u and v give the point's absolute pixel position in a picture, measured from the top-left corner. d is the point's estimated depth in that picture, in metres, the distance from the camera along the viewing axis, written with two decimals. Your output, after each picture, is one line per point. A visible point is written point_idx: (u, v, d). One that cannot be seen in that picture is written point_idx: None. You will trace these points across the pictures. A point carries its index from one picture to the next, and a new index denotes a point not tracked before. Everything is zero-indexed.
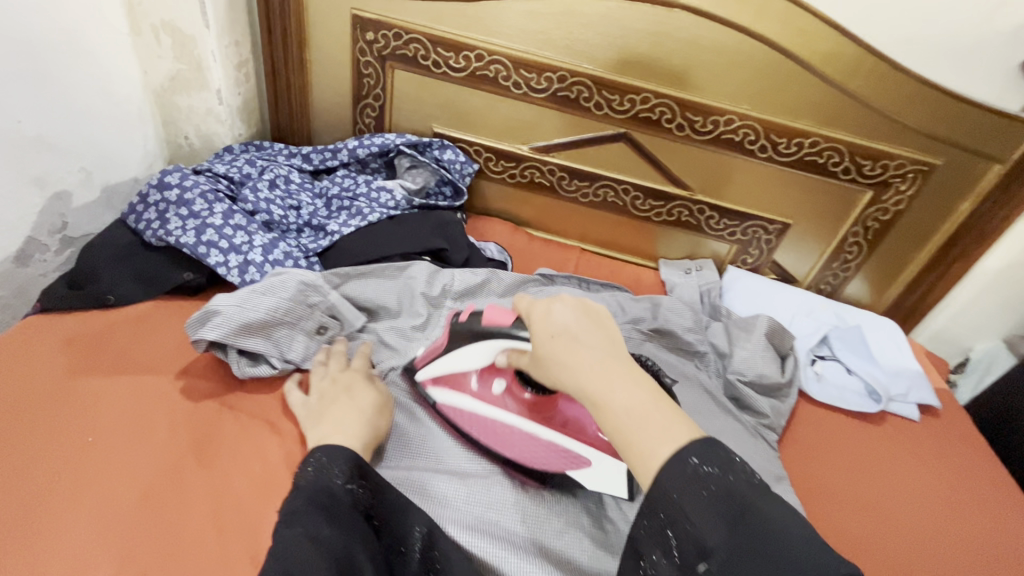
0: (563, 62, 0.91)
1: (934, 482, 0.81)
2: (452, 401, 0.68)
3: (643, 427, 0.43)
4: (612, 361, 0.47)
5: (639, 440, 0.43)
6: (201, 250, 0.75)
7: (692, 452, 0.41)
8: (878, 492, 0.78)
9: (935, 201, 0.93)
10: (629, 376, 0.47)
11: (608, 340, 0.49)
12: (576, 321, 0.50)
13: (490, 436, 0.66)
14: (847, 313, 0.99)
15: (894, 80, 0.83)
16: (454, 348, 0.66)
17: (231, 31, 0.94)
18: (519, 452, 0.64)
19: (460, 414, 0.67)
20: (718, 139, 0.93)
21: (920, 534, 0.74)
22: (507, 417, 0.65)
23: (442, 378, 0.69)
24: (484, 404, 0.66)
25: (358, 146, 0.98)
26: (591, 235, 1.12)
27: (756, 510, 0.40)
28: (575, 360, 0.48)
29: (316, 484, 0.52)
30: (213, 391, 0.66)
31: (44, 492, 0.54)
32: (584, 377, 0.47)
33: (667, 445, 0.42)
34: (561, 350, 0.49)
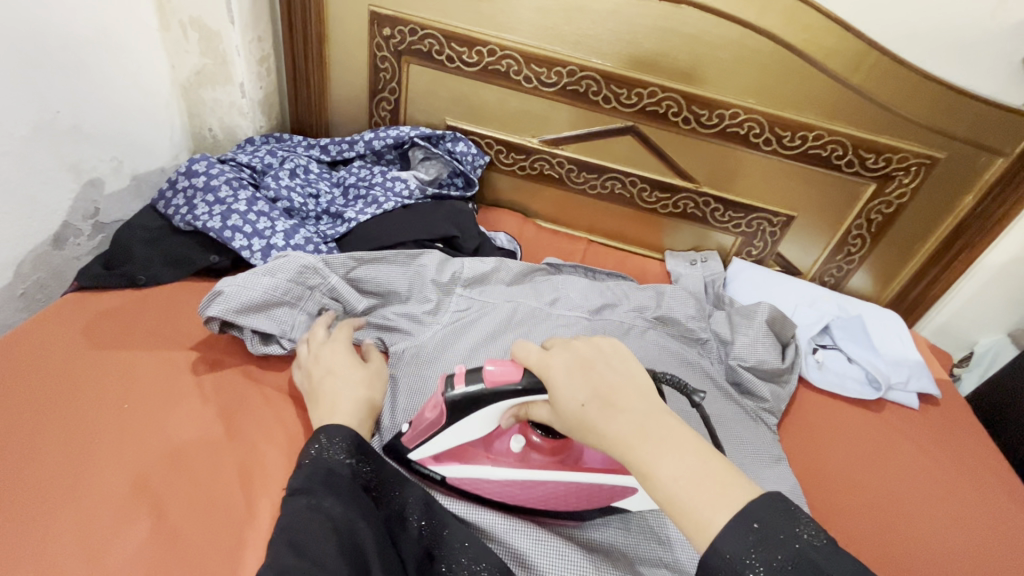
0: (573, 56, 0.94)
1: (930, 468, 0.83)
2: (466, 474, 0.61)
3: (697, 491, 0.42)
4: (650, 422, 0.46)
5: (699, 507, 0.41)
6: (226, 234, 0.79)
7: (755, 516, 0.40)
8: (876, 480, 0.80)
9: (938, 194, 0.94)
10: (671, 434, 0.45)
11: (639, 394, 0.48)
12: (600, 380, 0.49)
13: (517, 495, 0.61)
14: (849, 304, 1.01)
15: (897, 75, 0.85)
16: (455, 420, 0.57)
17: (255, 27, 0.98)
18: (551, 499, 0.61)
19: (479, 484, 0.61)
20: (724, 132, 0.95)
21: (919, 524, 0.76)
22: (533, 476, 0.59)
23: (446, 452, 0.62)
24: (502, 468, 0.60)
25: (373, 138, 1.02)
26: (598, 227, 1.15)
27: (816, 564, 0.38)
28: (613, 425, 0.46)
29: (318, 461, 0.55)
30: (236, 363, 0.71)
31: (85, 453, 0.58)
32: (627, 441, 0.45)
33: (722, 510, 0.40)
34: (594, 414, 0.47)
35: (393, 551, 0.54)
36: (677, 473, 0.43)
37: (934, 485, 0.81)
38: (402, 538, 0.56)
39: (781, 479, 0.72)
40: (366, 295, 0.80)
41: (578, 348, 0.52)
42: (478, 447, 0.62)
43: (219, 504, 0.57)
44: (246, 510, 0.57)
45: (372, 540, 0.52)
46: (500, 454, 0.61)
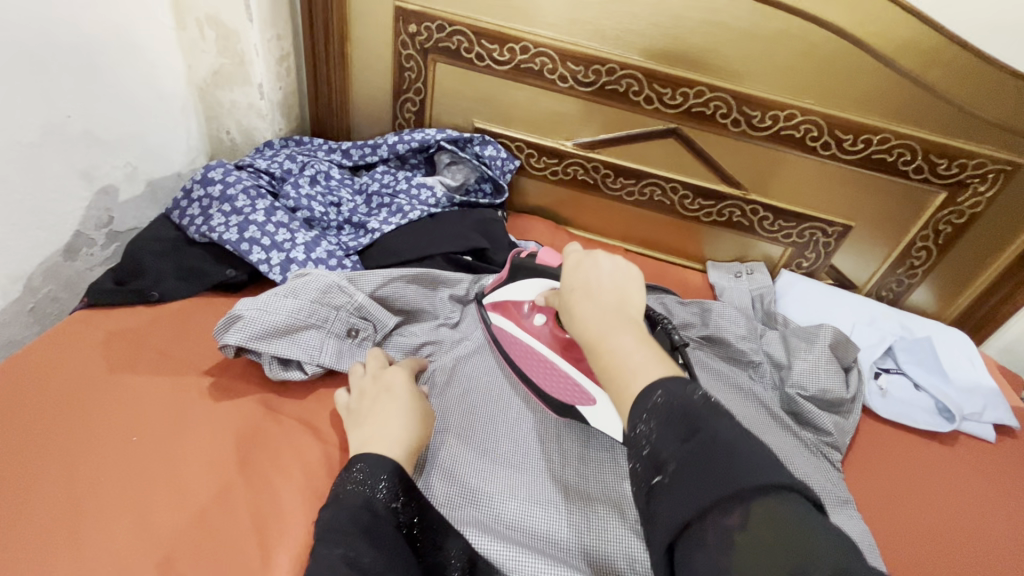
0: (612, 54, 0.87)
1: (1014, 506, 0.74)
2: (501, 324, 0.71)
3: (626, 363, 0.43)
4: (619, 314, 0.47)
5: (622, 375, 0.43)
6: (243, 247, 0.74)
7: (660, 384, 0.40)
8: (947, 522, 0.72)
9: (1018, 204, 0.85)
10: (629, 326, 0.46)
11: (624, 298, 0.49)
12: (599, 279, 0.51)
13: (522, 359, 0.68)
14: (912, 323, 0.93)
15: (978, 72, 0.76)
16: (513, 279, 0.71)
17: (274, 24, 0.93)
18: (542, 377, 0.66)
19: (506, 337, 0.71)
20: (777, 136, 0.88)
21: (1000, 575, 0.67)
22: (541, 350, 0.67)
23: (499, 303, 0.72)
24: (524, 330, 0.69)
25: (397, 142, 0.96)
26: (634, 235, 1.08)
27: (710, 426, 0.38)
28: (586, 310, 0.49)
29: (362, 498, 0.49)
30: (254, 390, 0.65)
31: (90, 490, 0.54)
32: (587, 324, 0.48)
33: (640, 379, 0.42)
34: (575, 300, 0.50)
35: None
36: (618, 349, 0.45)
37: (1012, 527, 0.72)
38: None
39: (850, 523, 0.65)
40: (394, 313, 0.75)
41: (596, 254, 0.53)
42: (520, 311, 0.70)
43: (240, 557, 0.51)
44: (269, 566, 0.51)
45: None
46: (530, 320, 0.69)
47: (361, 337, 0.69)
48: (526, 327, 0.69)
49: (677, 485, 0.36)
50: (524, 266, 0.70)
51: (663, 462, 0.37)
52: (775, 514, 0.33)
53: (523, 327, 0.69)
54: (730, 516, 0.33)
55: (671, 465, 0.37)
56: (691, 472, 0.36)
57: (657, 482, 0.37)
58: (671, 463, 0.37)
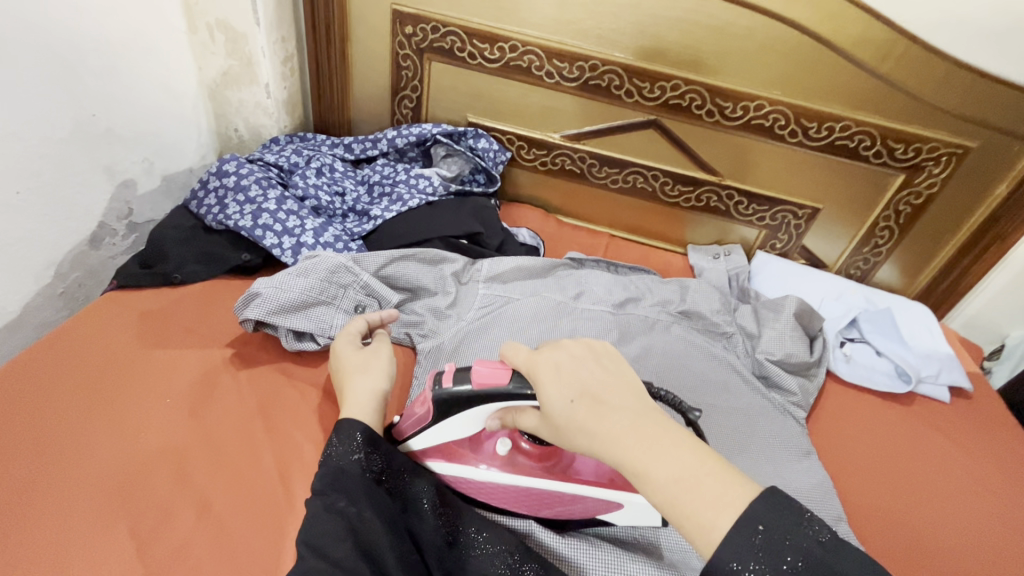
0: (595, 51, 0.94)
1: (963, 460, 0.82)
2: (453, 473, 0.61)
3: (694, 494, 0.41)
4: (642, 423, 0.45)
5: (693, 506, 0.41)
6: (257, 233, 0.81)
7: (760, 518, 0.39)
8: (898, 474, 0.79)
9: (970, 183, 0.93)
10: (660, 430, 0.44)
11: (626, 397, 0.46)
12: (590, 379, 0.47)
13: (503, 497, 0.60)
14: (876, 297, 1.00)
15: (927, 63, 0.84)
16: (441, 420, 0.56)
17: (279, 27, 0.99)
18: (538, 503, 0.60)
19: (465, 484, 0.61)
20: (749, 125, 0.95)
21: (950, 524, 0.74)
22: (519, 481, 0.58)
23: (433, 450, 0.61)
24: (486, 470, 0.59)
25: (396, 136, 1.03)
26: (619, 221, 1.15)
27: (827, 566, 0.39)
28: (603, 426, 0.44)
29: (331, 460, 0.55)
30: (271, 359, 0.72)
31: (132, 445, 0.61)
32: (624, 449, 0.43)
33: (724, 516, 0.40)
34: (582, 415, 0.45)
35: (410, 544, 0.55)
36: (671, 477, 0.42)
37: (957, 478, 0.80)
38: (417, 527, 0.56)
39: (809, 472, 0.72)
40: (395, 291, 0.81)
41: (561, 348, 0.50)
42: (468, 446, 0.61)
43: (267, 501, 0.58)
44: (294, 506, 0.58)
45: (387, 541, 0.52)
46: (487, 455, 0.60)
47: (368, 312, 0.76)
48: (486, 466, 0.60)
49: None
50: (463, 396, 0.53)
51: None
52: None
53: (486, 467, 0.59)
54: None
55: None
56: None
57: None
58: None
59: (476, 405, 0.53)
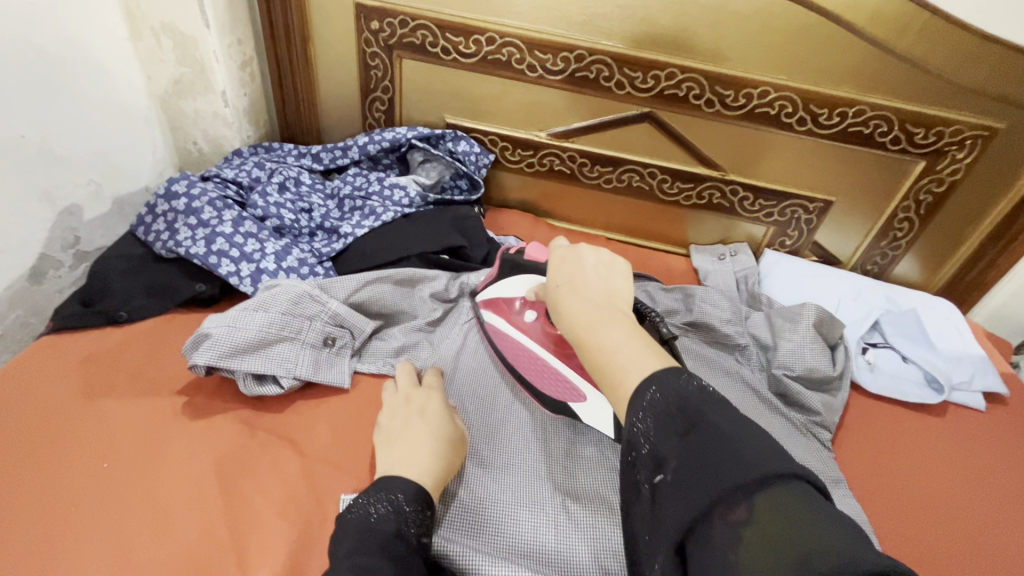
0: (580, 39, 0.85)
1: (1005, 474, 0.74)
2: (492, 320, 0.71)
3: (613, 356, 0.42)
4: (607, 310, 0.46)
5: (614, 369, 0.42)
6: (212, 260, 0.72)
7: (655, 380, 0.39)
8: (905, 471, 0.73)
9: (997, 168, 0.85)
10: (615, 317, 0.45)
11: (608, 293, 0.48)
12: (583, 273, 0.50)
13: (514, 356, 0.68)
14: (898, 295, 0.92)
15: (950, 37, 0.75)
16: (505, 277, 0.71)
17: (232, 29, 0.90)
18: (533, 373, 0.66)
19: (497, 335, 0.70)
20: (752, 114, 0.86)
21: (998, 547, 0.66)
22: (531, 346, 0.66)
23: (490, 301, 0.72)
24: (514, 328, 0.68)
25: (368, 142, 0.94)
26: (616, 223, 1.07)
27: (702, 414, 0.37)
28: (571, 305, 0.47)
29: (392, 520, 0.47)
30: (228, 406, 0.63)
31: (61, 520, 0.52)
32: (575, 320, 0.46)
33: (633, 375, 0.40)
34: (558, 297, 0.49)
35: None
36: (608, 344, 0.43)
37: (960, 465, 0.75)
38: None
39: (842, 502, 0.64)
40: (370, 317, 0.73)
41: (579, 250, 0.51)
42: (509, 308, 0.69)
43: None
44: None
45: None
46: (518, 318, 0.68)
47: (340, 344, 0.68)
48: (514, 325, 0.68)
49: (680, 483, 0.35)
50: (513, 261, 0.71)
51: (664, 460, 0.36)
52: (783, 506, 0.32)
53: (514, 324, 0.68)
54: (735, 511, 0.32)
55: (672, 463, 0.36)
56: (696, 469, 0.34)
57: (659, 481, 0.36)
58: (671, 460, 0.36)
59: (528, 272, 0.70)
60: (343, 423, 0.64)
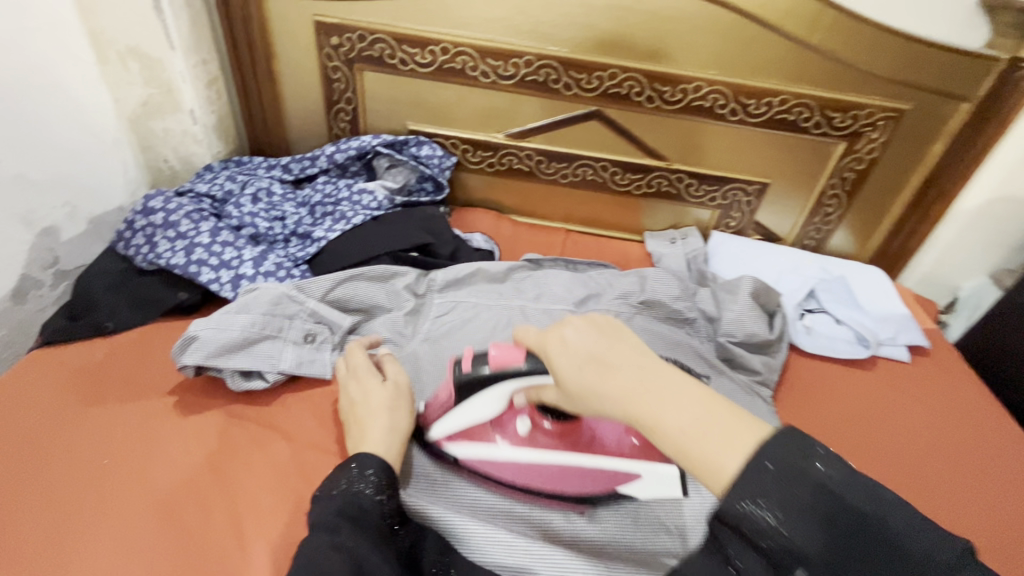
0: (528, 46, 0.91)
1: (927, 412, 0.84)
2: (477, 454, 0.64)
3: (703, 436, 0.37)
4: (653, 377, 0.41)
5: (707, 455, 0.37)
6: (192, 269, 0.76)
7: (769, 456, 0.35)
8: (878, 431, 0.81)
9: (908, 145, 0.95)
10: (668, 385, 0.41)
11: (637, 354, 0.43)
12: (598, 343, 0.44)
13: (530, 477, 0.63)
14: (830, 265, 1.01)
15: (855, 30, 0.84)
16: (465, 400, 0.59)
17: (197, 50, 0.96)
18: (559, 483, 0.62)
19: (493, 466, 0.64)
20: (689, 107, 0.94)
21: (924, 473, 0.76)
22: (542, 455, 0.62)
23: (460, 433, 0.64)
24: (512, 447, 0.63)
25: (335, 151, 0.99)
26: (576, 215, 1.14)
27: (837, 497, 0.34)
28: (613, 386, 0.41)
29: (344, 490, 0.53)
30: (217, 402, 0.68)
31: (70, 514, 0.56)
32: (629, 403, 0.40)
33: (734, 453, 0.36)
34: (593, 379, 0.42)
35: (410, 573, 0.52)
36: (682, 426, 0.38)
37: (886, 405, 0.84)
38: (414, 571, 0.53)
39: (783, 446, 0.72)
40: (348, 314, 0.78)
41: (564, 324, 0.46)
42: (488, 427, 0.64)
43: (222, 557, 0.55)
44: (250, 557, 0.55)
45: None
46: (509, 433, 0.64)
47: (320, 339, 0.73)
48: (509, 445, 0.63)
49: None
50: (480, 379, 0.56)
51: (805, 558, 0.33)
52: None
53: (509, 444, 0.63)
54: None
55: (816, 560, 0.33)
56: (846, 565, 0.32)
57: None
58: (814, 556, 0.33)
59: (495, 386, 0.56)
60: (326, 410, 0.69)
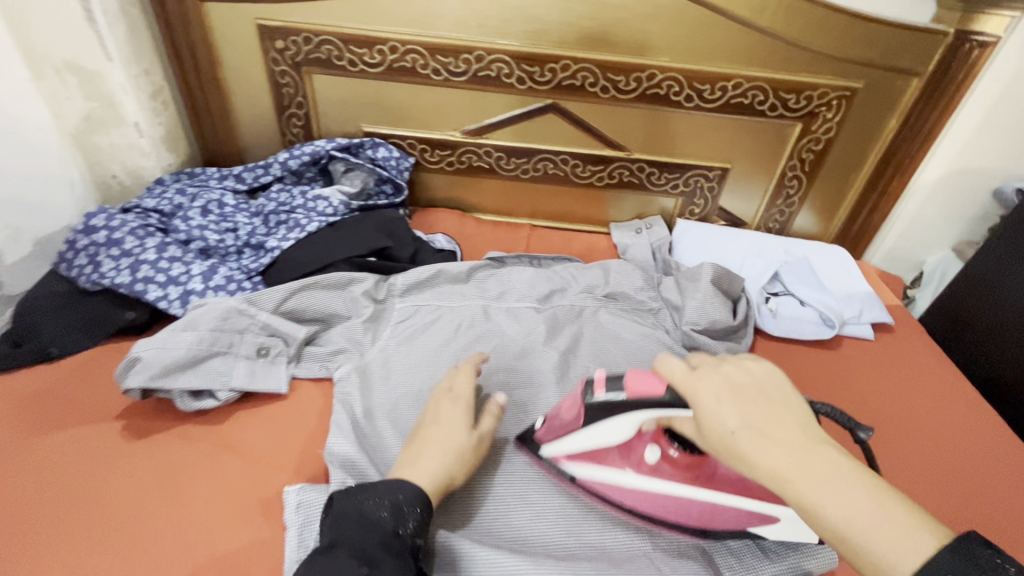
0: (477, 41, 0.90)
1: (911, 393, 0.84)
2: (595, 476, 0.62)
3: (874, 530, 0.39)
4: (815, 458, 0.42)
5: (873, 547, 0.39)
6: (138, 287, 0.74)
7: (948, 565, 0.36)
8: (883, 429, 0.78)
9: (863, 123, 0.95)
10: (831, 468, 0.42)
11: (799, 429, 0.44)
12: (752, 410, 0.45)
13: (650, 504, 0.61)
14: (794, 247, 1.02)
15: (804, 10, 0.84)
16: (595, 422, 0.58)
17: (138, 60, 0.93)
18: (681, 514, 0.60)
19: (610, 487, 0.62)
20: (644, 95, 0.93)
21: (933, 462, 0.75)
22: (669, 488, 0.59)
23: (581, 453, 0.62)
24: (640, 475, 0.60)
25: (288, 158, 0.97)
26: (540, 210, 1.12)
27: None
28: (770, 458, 0.43)
29: (386, 520, 0.50)
30: (167, 425, 0.65)
31: (9, 551, 0.54)
32: (791, 481, 0.42)
33: (911, 556, 0.37)
34: (749, 445, 0.44)
35: None
36: (843, 516, 0.40)
37: (878, 394, 0.83)
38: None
39: None
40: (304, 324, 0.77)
41: (724, 374, 0.48)
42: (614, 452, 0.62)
43: None
44: None
45: None
46: (634, 459, 0.61)
47: (274, 352, 0.71)
48: (632, 471, 0.61)
49: None
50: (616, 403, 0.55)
51: None
52: None
53: (635, 471, 0.61)
54: None
55: None
56: None
57: None
58: None
59: (628, 412, 0.55)
60: (282, 425, 0.67)
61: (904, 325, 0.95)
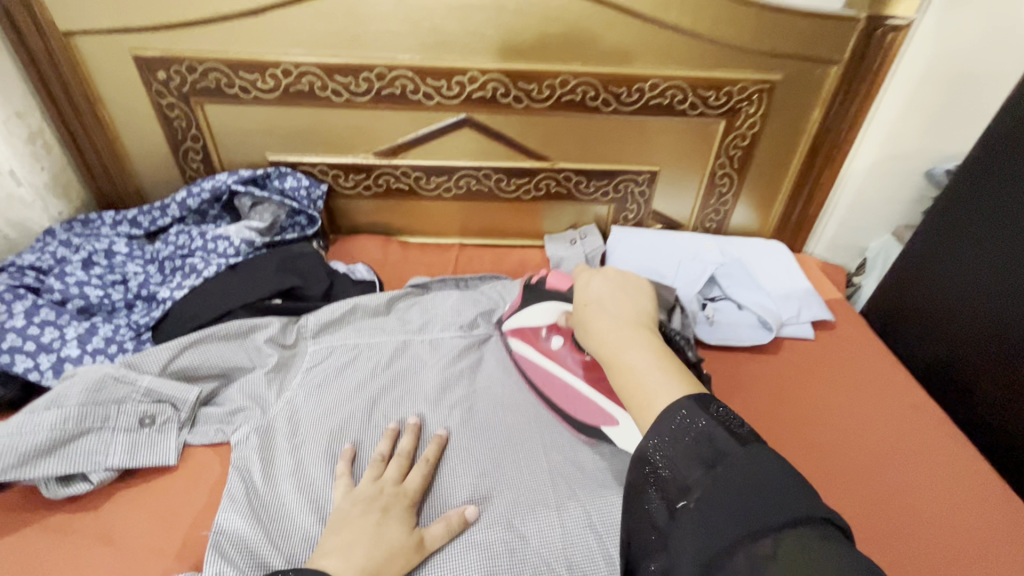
0: (376, 58, 0.84)
1: (864, 406, 0.79)
2: (521, 350, 0.74)
3: (646, 378, 0.49)
4: (632, 328, 0.55)
5: (644, 385, 0.49)
6: (3, 359, 0.67)
7: (684, 404, 0.45)
8: (855, 465, 0.71)
9: (787, 114, 0.92)
10: (637, 337, 0.54)
11: (631, 312, 0.58)
12: (607, 295, 0.60)
13: (547, 384, 0.70)
14: (729, 247, 0.99)
15: (712, 6, 0.80)
16: (528, 305, 0.75)
17: (6, 101, 0.82)
18: (563, 400, 0.68)
19: (528, 363, 0.73)
20: (560, 102, 0.89)
21: (908, 486, 0.69)
22: (563, 373, 0.69)
23: (518, 330, 0.75)
24: (545, 358, 0.71)
25: (186, 196, 0.90)
26: (470, 227, 1.07)
27: (722, 452, 0.42)
28: (601, 324, 0.56)
29: None
30: (33, 517, 0.58)
31: None
32: (603, 340, 0.55)
33: (662, 398, 0.47)
34: (589, 315, 0.58)
35: None
36: (634, 365, 0.51)
37: (835, 415, 0.78)
38: None
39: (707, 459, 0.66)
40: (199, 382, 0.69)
41: (604, 273, 0.64)
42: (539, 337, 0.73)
43: None
44: None
45: None
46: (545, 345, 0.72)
47: (161, 420, 0.64)
48: (543, 352, 0.71)
49: (704, 508, 0.40)
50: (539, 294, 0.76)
51: (689, 487, 0.42)
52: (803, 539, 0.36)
53: (543, 354, 0.71)
54: (759, 543, 0.37)
55: (697, 490, 0.41)
56: (720, 496, 0.40)
57: (682, 505, 0.41)
58: (696, 487, 0.41)
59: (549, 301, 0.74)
60: (168, 505, 0.61)
61: (850, 341, 0.89)
